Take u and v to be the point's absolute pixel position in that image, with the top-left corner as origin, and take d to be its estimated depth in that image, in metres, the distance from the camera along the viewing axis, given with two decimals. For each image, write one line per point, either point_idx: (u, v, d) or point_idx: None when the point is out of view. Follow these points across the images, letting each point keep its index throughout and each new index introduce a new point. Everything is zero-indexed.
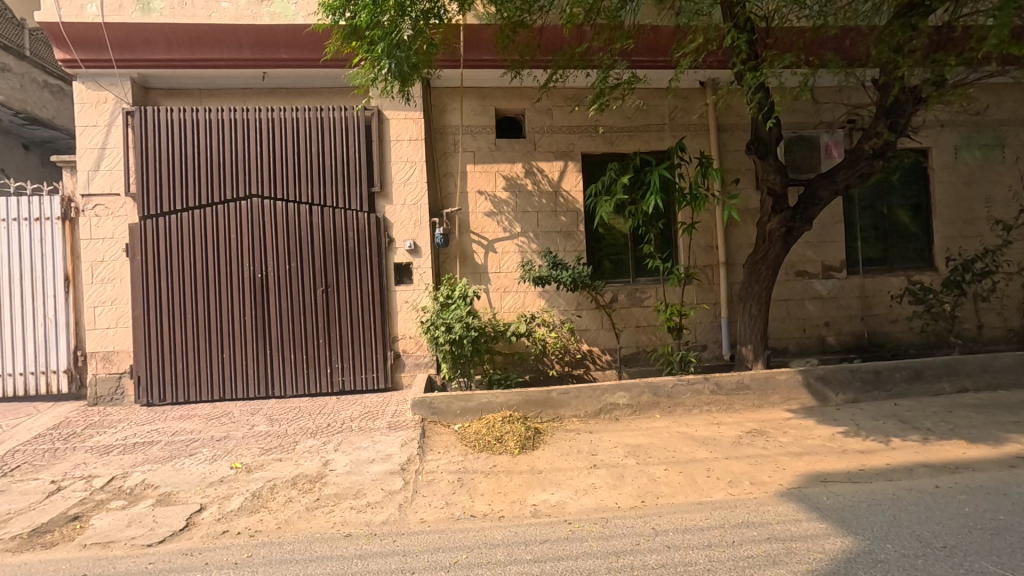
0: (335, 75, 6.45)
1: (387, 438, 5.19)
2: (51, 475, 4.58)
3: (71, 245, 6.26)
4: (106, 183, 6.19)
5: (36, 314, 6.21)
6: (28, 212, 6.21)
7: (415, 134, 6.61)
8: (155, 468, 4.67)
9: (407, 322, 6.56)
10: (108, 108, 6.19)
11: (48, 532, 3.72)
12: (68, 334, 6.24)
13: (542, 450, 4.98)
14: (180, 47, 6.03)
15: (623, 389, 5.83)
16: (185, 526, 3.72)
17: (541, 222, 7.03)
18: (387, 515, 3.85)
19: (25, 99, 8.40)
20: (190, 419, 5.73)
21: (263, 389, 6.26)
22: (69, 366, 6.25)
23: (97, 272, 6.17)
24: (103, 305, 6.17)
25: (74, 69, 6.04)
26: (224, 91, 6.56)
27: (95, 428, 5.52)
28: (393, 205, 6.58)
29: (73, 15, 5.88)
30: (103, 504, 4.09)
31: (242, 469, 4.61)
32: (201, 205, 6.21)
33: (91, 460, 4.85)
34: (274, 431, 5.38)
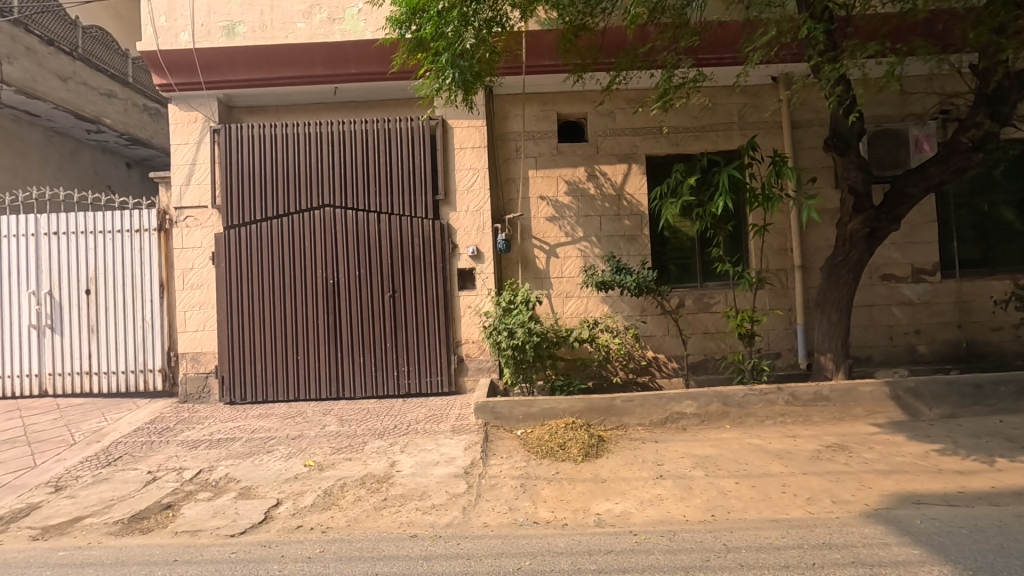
0: (401, 87, 6.66)
1: (451, 442, 5.26)
2: (147, 466, 4.97)
3: (165, 254, 6.80)
4: (196, 196, 6.68)
5: (136, 317, 6.79)
6: (129, 224, 6.80)
7: (478, 141, 6.71)
8: (237, 463, 4.97)
9: (471, 327, 6.66)
10: (198, 127, 6.69)
11: (145, 518, 4.03)
12: (163, 335, 6.77)
13: (605, 459, 4.89)
14: (261, 68, 6.44)
15: (690, 397, 5.63)
16: (264, 519, 3.93)
17: (603, 226, 6.94)
18: (451, 517, 3.90)
19: (128, 122, 9.23)
20: (268, 418, 6.06)
21: (335, 390, 6.52)
22: (163, 365, 6.78)
23: (188, 279, 6.66)
24: (193, 309, 6.65)
25: (169, 93, 6.58)
26: (299, 107, 6.94)
27: (185, 424, 5.95)
28: (457, 212, 6.70)
29: (169, 43, 6.41)
30: (191, 495, 4.39)
31: (315, 467, 4.83)
32: (279, 215, 6.58)
33: (181, 453, 5.22)
34: (344, 431, 5.59)
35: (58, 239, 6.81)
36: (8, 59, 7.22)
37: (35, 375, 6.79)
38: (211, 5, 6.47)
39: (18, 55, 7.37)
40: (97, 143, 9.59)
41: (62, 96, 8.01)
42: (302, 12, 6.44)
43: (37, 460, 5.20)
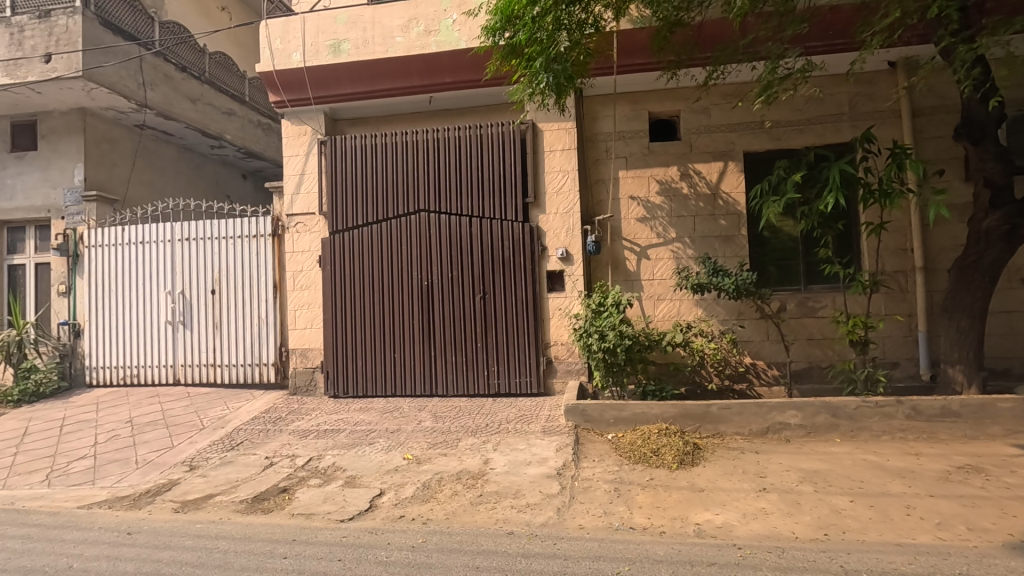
0: (494, 93, 6.81)
1: (541, 442, 5.31)
2: (264, 452, 5.43)
3: (278, 257, 7.40)
4: (305, 204, 7.19)
5: (253, 315, 7.44)
6: (249, 230, 7.46)
7: (568, 143, 6.72)
8: (343, 453, 5.30)
9: (560, 329, 6.68)
10: (307, 140, 7.21)
11: (266, 500, 4.41)
12: (276, 332, 7.37)
13: (703, 468, 4.72)
14: (363, 81, 6.84)
15: (794, 407, 5.30)
16: (369, 506, 4.17)
17: (697, 226, 6.70)
18: (546, 517, 3.93)
19: (246, 137, 10.14)
20: (368, 411, 6.41)
21: (429, 387, 6.77)
22: (275, 359, 7.38)
23: (298, 280, 7.19)
24: (301, 308, 7.17)
25: (283, 109, 7.16)
26: (397, 117, 7.30)
27: (296, 414, 6.42)
28: (547, 214, 6.75)
29: (283, 63, 6.97)
30: (304, 480, 4.74)
31: (413, 460, 5.04)
32: (379, 220, 6.95)
33: (293, 441, 5.65)
34: (439, 427, 5.80)
35: (189, 244, 7.60)
36: (150, 86, 8.16)
37: (169, 365, 7.62)
38: (319, 25, 6.95)
39: (157, 81, 8.30)
40: (220, 158, 10.59)
41: (191, 117, 8.93)
42: (401, 26, 6.75)
43: (174, 441, 5.83)
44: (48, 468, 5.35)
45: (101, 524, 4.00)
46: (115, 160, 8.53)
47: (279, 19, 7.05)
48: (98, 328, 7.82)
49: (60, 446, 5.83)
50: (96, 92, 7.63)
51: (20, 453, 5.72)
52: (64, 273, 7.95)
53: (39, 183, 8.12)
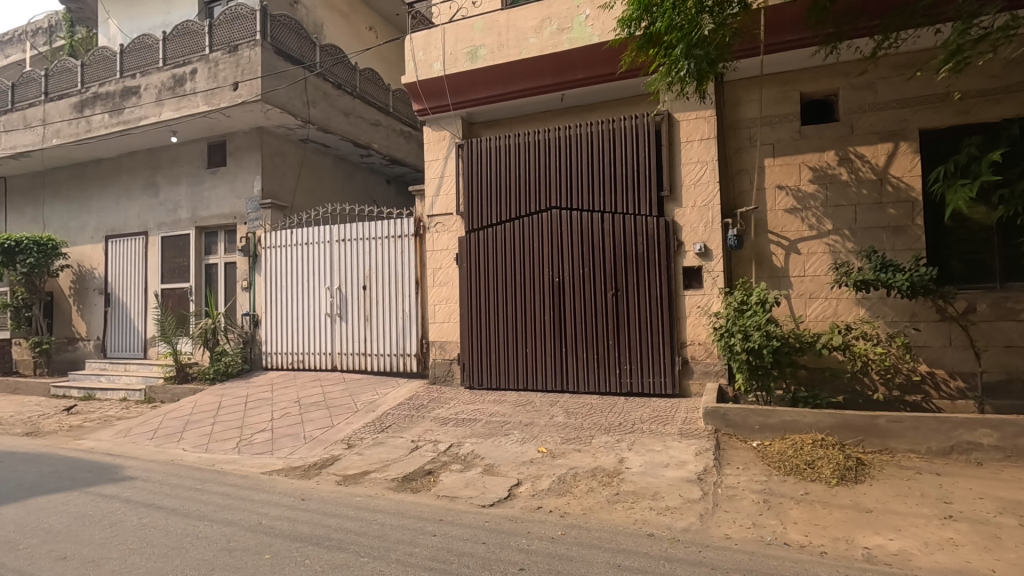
0: (628, 85, 6.68)
1: (679, 445, 5.09)
2: (410, 435, 5.85)
3: (420, 256, 7.93)
4: (443, 205, 7.61)
5: (398, 308, 8.05)
6: (394, 230, 8.08)
7: (707, 133, 6.38)
8: (480, 441, 5.53)
9: (697, 328, 6.38)
10: (446, 144, 7.62)
11: (414, 480, 4.74)
12: (418, 325, 7.91)
13: (869, 486, 4.21)
14: (497, 84, 7.08)
15: (988, 425, 4.54)
16: (508, 495, 4.31)
17: (859, 216, 6.01)
18: (688, 523, 3.76)
19: (391, 145, 10.98)
20: (502, 403, 6.62)
21: (559, 384, 6.81)
22: (417, 351, 7.91)
23: (436, 277, 7.62)
24: (439, 303, 7.60)
25: (425, 116, 7.66)
26: (530, 116, 7.46)
27: (436, 402, 6.82)
28: (683, 208, 6.48)
29: (425, 74, 7.44)
30: (446, 465, 5.03)
31: (547, 454, 5.12)
32: (512, 219, 7.15)
33: (435, 428, 6.01)
34: (571, 423, 5.82)
35: (344, 244, 8.43)
36: (312, 104, 9.17)
37: (328, 352, 8.51)
38: (457, 35, 7.31)
39: (318, 100, 9.29)
40: (368, 165, 11.59)
41: (345, 129, 9.87)
42: (534, 27, 6.87)
43: (334, 421, 6.50)
44: (238, 438, 6.24)
45: (281, 489, 4.58)
46: (285, 172, 9.72)
47: (422, 32, 7.53)
48: (272, 319, 8.97)
49: (246, 420, 6.78)
50: (271, 113, 8.75)
51: (217, 424, 6.75)
52: (247, 271, 9.23)
53: (228, 194, 9.50)
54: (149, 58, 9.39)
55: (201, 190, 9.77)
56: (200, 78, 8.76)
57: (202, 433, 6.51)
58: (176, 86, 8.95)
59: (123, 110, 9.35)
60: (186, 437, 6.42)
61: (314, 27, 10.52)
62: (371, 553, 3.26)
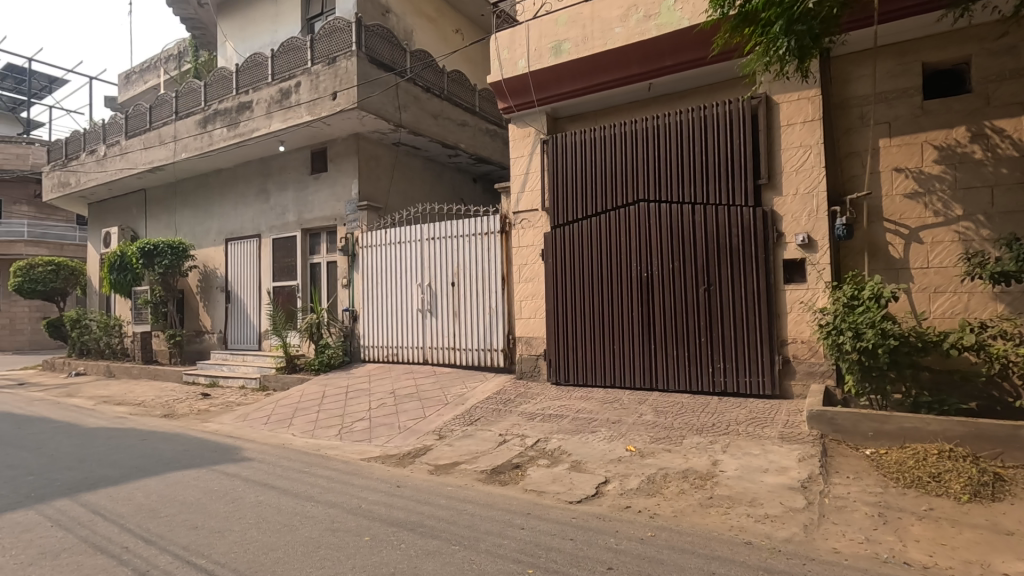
0: (721, 69, 6.36)
1: (779, 449, 4.78)
2: (498, 429, 5.95)
3: (506, 252, 8.03)
4: (529, 202, 7.65)
5: (486, 304, 8.21)
6: (481, 227, 8.24)
7: (811, 114, 5.91)
8: (567, 437, 5.52)
9: (800, 324, 5.95)
10: (531, 140, 7.65)
11: (502, 473, 4.83)
12: (504, 321, 8.03)
13: (1010, 505, 3.71)
14: (582, 77, 7.00)
15: None
16: (596, 492, 4.26)
17: (996, 199, 5.31)
18: (790, 533, 3.51)
19: (478, 144, 11.22)
20: (589, 400, 6.55)
21: (648, 381, 6.63)
22: (504, 346, 8.04)
23: (523, 273, 7.69)
24: (526, 299, 7.66)
25: (510, 114, 7.72)
26: (616, 108, 7.30)
27: (523, 397, 6.88)
28: (783, 197, 6.06)
29: (510, 72, 7.51)
30: (533, 459, 5.06)
31: (636, 453, 5.00)
32: (598, 213, 7.05)
33: (522, 422, 6.08)
34: (661, 422, 5.64)
35: (434, 242, 8.72)
36: (403, 108, 9.57)
37: (420, 346, 8.88)
38: (542, 30, 7.30)
39: (409, 104, 9.68)
40: (455, 165, 11.91)
41: (434, 131, 10.21)
42: (620, 16, 6.70)
43: (426, 412, 6.77)
44: (340, 425, 6.68)
45: (378, 476, 4.84)
46: (380, 174, 10.23)
47: (507, 30, 7.59)
48: (369, 314, 9.49)
49: (347, 409, 7.23)
50: (367, 119, 9.23)
51: (321, 412, 7.26)
52: (346, 269, 9.82)
53: (329, 198, 10.17)
54: (260, 75, 10.24)
55: (305, 194, 10.53)
56: (304, 90, 9.42)
57: (308, 420, 7.03)
58: (283, 99, 9.68)
59: (239, 124, 10.28)
60: (295, 423, 6.97)
61: (405, 34, 10.95)
62: (461, 542, 3.36)
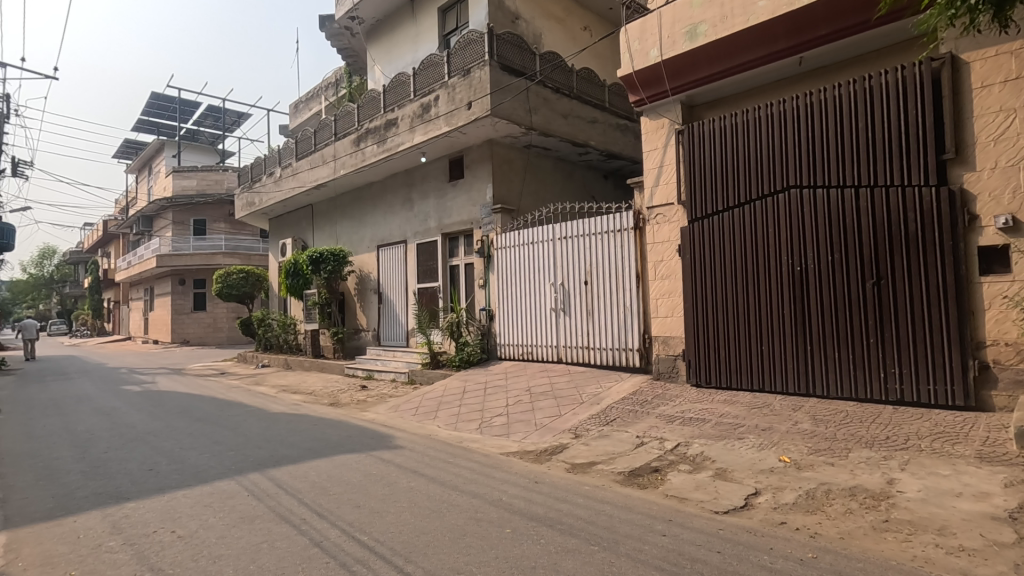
0: (888, 32, 5.60)
1: (977, 471, 4.05)
2: (635, 431, 5.80)
3: (640, 249, 7.82)
4: (664, 195, 7.35)
5: (620, 303, 8.08)
6: (613, 225, 8.12)
7: (1015, 70, 4.98)
8: (711, 443, 5.21)
9: (1003, 324, 4.97)
10: (665, 131, 7.36)
11: (640, 476, 4.69)
12: (639, 319, 7.83)
13: None
14: (722, 59, 6.57)
15: None
16: (745, 504, 3.96)
17: None
18: (996, 572, 2.94)
19: (609, 141, 11.07)
20: (734, 404, 6.12)
21: (804, 386, 6.01)
22: (639, 345, 7.83)
23: (658, 270, 7.41)
24: (662, 297, 7.37)
25: (642, 106, 7.50)
26: (760, 88, 6.75)
27: (660, 399, 6.63)
28: (976, 173, 5.14)
29: (641, 62, 7.28)
30: (674, 464, 4.86)
31: (792, 465, 4.56)
32: (742, 204, 6.56)
33: (660, 425, 5.86)
34: (821, 432, 5.09)
35: (567, 242, 8.78)
36: (534, 110, 9.75)
37: (554, 345, 8.98)
38: (675, 15, 6.97)
39: (539, 106, 9.84)
40: (586, 163, 11.85)
41: (565, 131, 10.26)
42: None
43: (561, 410, 6.82)
44: (480, 419, 6.99)
45: (517, 471, 4.98)
46: (513, 177, 10.52)
47: (637, 20, 7.38)
48: (505, 313, 9.80)
49: (486, 404, 7.56)
50: (500, 125, 9.56)
51: (462, 406, 7.66)
52: (483, 270, 10.25)
53: (466, 203, 10.70)
54: (403, 92, 11.07)
55: (445, 201, 11.19)
56: (442, 103, 10.01)
57: (451, 413, 7.46)
58: (424, 113, 10.38)
59: (387, 140, 11.23)
60: (439, 416, 7.43)
61: (534, 38, 11.15)
62: (601, 543, 3.32)
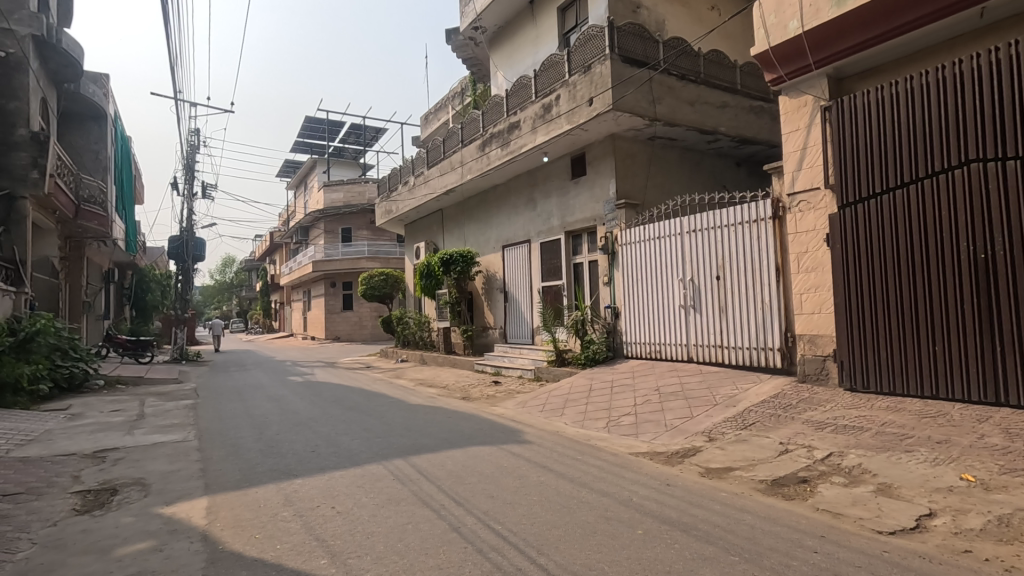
0: None
1: None
2: (778, 437, 5.37)
3: (780, 240, 7.24)
4: (808, 180, 6.70)
5: (757, 299, 7.55)
6: (748, 216, 7.61)
7: None
8: (871, 454, 4.65)
9: None
10: (809, 110, 6.70)
11: (786, 486, 4.33)
12: (781, 316, 7.23)
13: None
14: (877, 23, 5.83)
15: None
16: (916, 526, 3.48)
17: None
18: None
19: (741, 125, 10.33)
20: (899, 412, 5.39)
21: (992, 395, 5.08)
22: (781, 345, 7.23)
23: (802, 262, 6.78)
24: (807, 291, 6.72)
25: (780, 85, 6.91)
26: (928, 51, 5.88)
27: (807, 403, 6.05)
28: None
29: (779, 37, 6.71)
30: (826, 476, 4.42)
31: (977, 485, 3.92)
32: (905, 184, 5.73)
33: (808, 432, 5.36)
34: (1016, 448, 4.30)
35: (696, 235, 8.39)
36: (658, 101, 9.41)
37: (685, 343, 8.61)
38: None
39: (663, 96, 9.48)
40: (716, 151, 11.18)
41: (692, 118, 9.77)
42: None
43: (693, 412, 6.52)
44: (607, 418, 6.92)
45: (648, 472, 4.85)
46: (636, 171, 10.25)
47: None
48: (632, 311, 9.58)
49: (613, 402, 7.47)
50: (622, 119, 9.37)
51: (589, 404, 7.64)
52: (607, 267, 10.13)
53: (589, 200, 10.64)
54: (525, 95, 11.29)
55: (567, 199, 11.23)
56: (563, 102, 10.05)
57: (578, 410, 7.48)
58: (546, 114, 10.51)
59: (510, 142, 11.54)
60: (566, 413, 7.47)
61: (657, 26, 10.76)
62: (742, 554, 3.13)
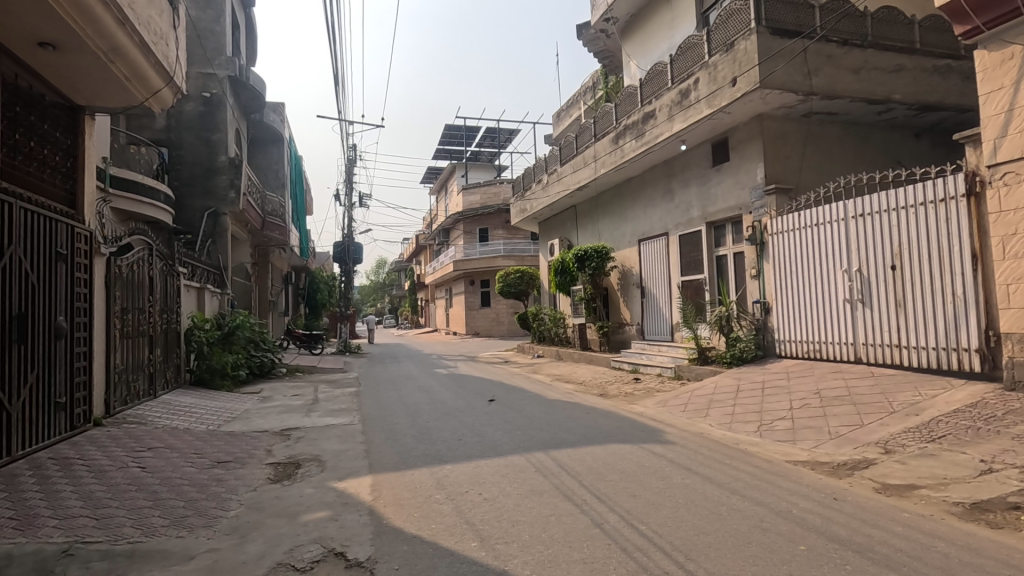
0: None
1: None
2: (978, 453, 4.56)
3: (978, 222, 6.12)
4: (1016, 148, 5.58)
5: (946, 291, 6.47)
6: (934, 195, 6.55)
7: None
8: None
9: None
10: (1017, 62, 5.57)
11: (990, 511, 3.66)
12: (979, 312, 6.13)
13: None
14: None
15: None
16: None
17: None
18: None
19: (920, 90, 8.93)
20: None
21: None
22: (980, 345, 6.12)
23: (1007, 247, 5.66)
24: (1015, 281, 5.60)
25: (976, 37, 5.87)
26: None
27: (1018, 416, 5.05)
28: None
29: None
30: None
31: None
32: None
33: (1020, 449, 4.47)
34: None
35: (865, 220, 7.43)
36: (815, 73, 8.47)
37: (851, 343, 7.69)
38: None
39: (821, 66, 8.51)
40: (888, 123, 9.79)
41: (857, 88, 8.64)
42: None
43: (863, 420, 5.79)
44: (759, 422, 6.41)
45: (810, 483, 4.40)
46: (789, 152, 9.34)
47: None
48: (785, 306, 8.78)
49: (765, 405, 6.90)
50: (771, 97, 8.59)
51: (737, 406, 7.14)
52: (755, 259, 9.39)
53: (733, 187, 9.92)
54: (661, 83, 10.85)
55: (708, 188, 10.59)
56: (702, 85, 9.49)
57: (725, 412, 7.03)
58: (683, 100, 10.02)
59: (645, 133, 11.18)
60: (711, 415, 7.07)
61: None
62: None
